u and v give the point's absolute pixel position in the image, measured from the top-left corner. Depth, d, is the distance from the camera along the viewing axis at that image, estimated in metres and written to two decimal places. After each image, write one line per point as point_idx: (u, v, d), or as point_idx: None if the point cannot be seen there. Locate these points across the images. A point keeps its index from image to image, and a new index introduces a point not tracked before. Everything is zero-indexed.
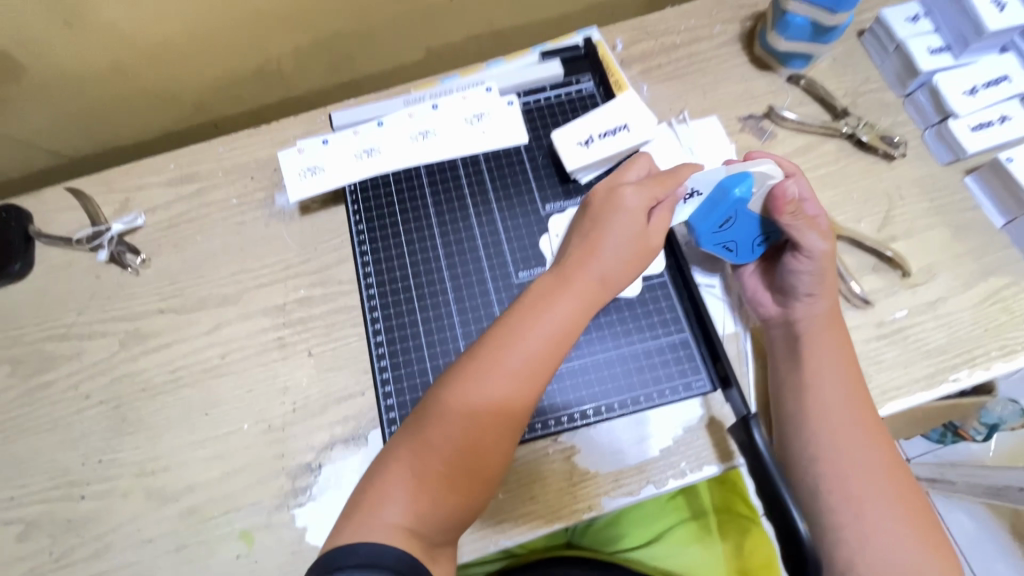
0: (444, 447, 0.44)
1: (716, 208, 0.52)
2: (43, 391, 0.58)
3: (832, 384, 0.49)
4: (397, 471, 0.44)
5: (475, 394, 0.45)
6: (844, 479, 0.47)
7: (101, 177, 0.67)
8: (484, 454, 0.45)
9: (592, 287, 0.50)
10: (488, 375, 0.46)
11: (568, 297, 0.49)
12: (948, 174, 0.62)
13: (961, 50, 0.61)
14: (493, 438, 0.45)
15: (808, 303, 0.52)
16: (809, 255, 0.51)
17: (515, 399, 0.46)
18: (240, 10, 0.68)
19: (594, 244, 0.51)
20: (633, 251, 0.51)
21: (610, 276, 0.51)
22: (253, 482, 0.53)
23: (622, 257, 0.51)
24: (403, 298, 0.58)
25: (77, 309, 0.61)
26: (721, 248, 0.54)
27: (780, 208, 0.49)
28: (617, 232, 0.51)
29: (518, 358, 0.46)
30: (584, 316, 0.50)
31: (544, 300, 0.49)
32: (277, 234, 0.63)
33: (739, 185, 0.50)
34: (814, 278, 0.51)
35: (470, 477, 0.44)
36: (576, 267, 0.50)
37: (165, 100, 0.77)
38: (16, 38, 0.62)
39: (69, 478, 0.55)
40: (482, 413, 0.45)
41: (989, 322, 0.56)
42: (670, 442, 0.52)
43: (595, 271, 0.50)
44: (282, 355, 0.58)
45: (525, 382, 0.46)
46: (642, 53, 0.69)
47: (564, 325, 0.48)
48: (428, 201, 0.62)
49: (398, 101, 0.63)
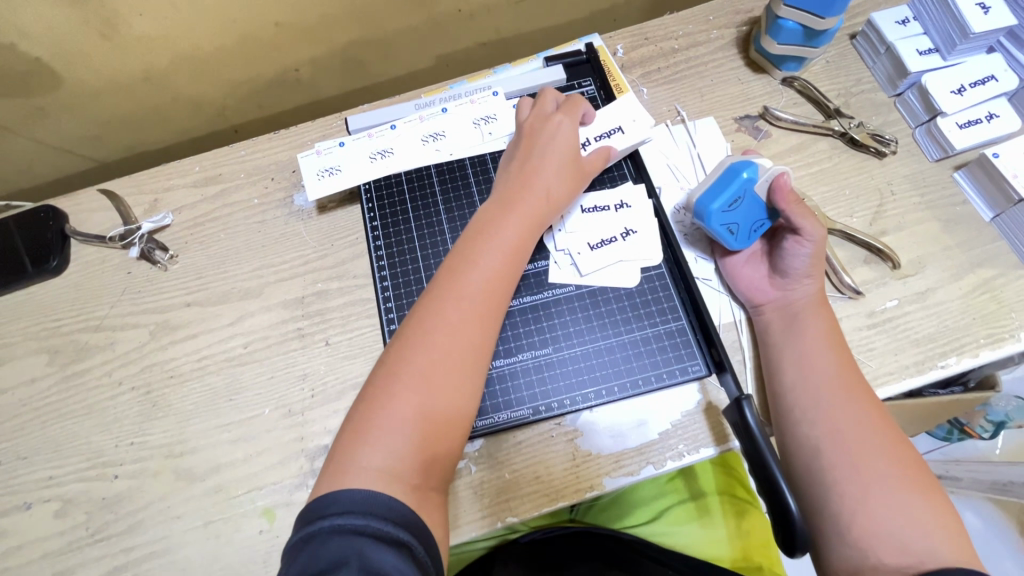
0: (407, 385, 0.46)
1: (724, 189, 0.55)
2: (79, 378, 0.62)
3: (821, 360, 0.51)
4: (366, 422, 0.45)
5: (432, 327, 0.48)
6: (840, 437, 0.48)
7: (131, 178, 0.71)
8: (454, 382, 0.47)
9: (536, 207, 0.55)
10: (441, 310, 0.49)
11: (511, 222, 0.54)
12: (938, 170, 0.64)
13: (949, 51, 0.63)
14: (457, 366, 0.47)
15: (805, 285, 0.55)
16: (809, 238, 0.54)
17: (471, 325, 0.49)
18: (262, 23, 0.72)
19: (532, 176, 0.57)
20: (568, 172, 0.58)
21: (553, 194, 0.56)
22: (274, 463, 0.57)
23: (560, 178, 0.57)
24: (415, 290, 0.62)
25: (110, 302, 0.65)
26: (724, 229, 0.56)
27: (784, 193, 0.54)
28: (554, 162, 0.57)
29: (473, 285, 0.50)
30: (527, 241, 0.54)
31: (489, 229, 0.54)
32: (296, 231, 0.67)
33: (748, 168, 0.55)
34: (812, 259, 0.54)
35: (444, 407, 0.46)
36: (517, 197, 0.55)
37: (190, 106, 0.82)
38: (55, 51, 0.67)
39: (104, 459, 0.58)
40: (444, 344, 0.48)
41: (977, 312, 0.58)
42: (669, 426, 0.55)
43: (537, 193, 0.56)
44: (301, 344, 0.61)
45: (478, 306, 0.50)
46: (642, 58, 0.72)
47: (512, 245, 0.53)
48: (438, 198, 0.65)
49: (410, 105, 0.67)
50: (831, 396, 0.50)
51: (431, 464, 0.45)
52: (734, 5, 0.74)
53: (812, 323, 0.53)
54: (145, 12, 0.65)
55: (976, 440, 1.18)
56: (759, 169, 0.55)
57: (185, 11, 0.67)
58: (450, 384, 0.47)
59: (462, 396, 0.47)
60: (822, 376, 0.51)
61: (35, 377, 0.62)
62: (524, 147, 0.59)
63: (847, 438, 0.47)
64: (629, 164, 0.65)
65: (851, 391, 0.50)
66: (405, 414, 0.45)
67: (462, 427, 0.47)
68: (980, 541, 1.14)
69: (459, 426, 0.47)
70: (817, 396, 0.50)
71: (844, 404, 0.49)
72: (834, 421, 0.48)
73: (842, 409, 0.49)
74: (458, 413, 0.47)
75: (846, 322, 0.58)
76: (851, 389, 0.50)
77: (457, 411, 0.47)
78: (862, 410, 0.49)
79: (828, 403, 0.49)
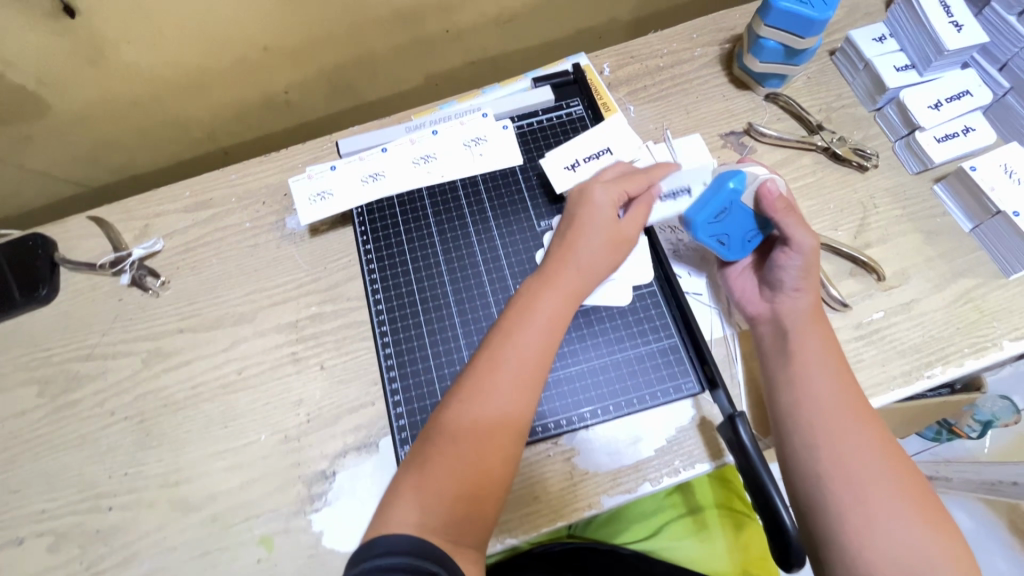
0: (447, 458, 0.47)
1: (712, 199, 0.55)
2: (70, 409, 0.61)
3: (820, 374, 0.52)
4: (409, 485, 0.46)
5: (475, 406, 0.48)
6: (842, 456, 0.48)
7: (121, 204, 0.71)
8: (492, 458, 0.47)
9: (573, 281, 0.55)
10: (482, 387, 0.49)
11: (551, 297, 0.53)
12: (918, 183, 0.66)
13: (925, 67, 0.65)
14: (496, 442, 0.47)
15: (795, 297, 0.55)
16: (797, 249, 0.54)
17: (513, 404, 0.49)
18: (251, 46, 0.72)
19: (571, 246, 0.56)
20: (609, 242, 0.56)
21: (591, 267, 0.55)
22: (271, 490, 0.57)
23: (600, 249, 0.56)
24: (410, 312, 0.62)
25: (101, 331, 0.65)
26: (714, 240, 0.57)
27: (771, 203, 0.53)
28: (593, 231, 0.56)
29: (518, 347, 0.51)
30: (568, 309, 0.54)
31: (529, 302, 0.53)
32: (289, 255, 0.67)
33: (733, 177, 0.54)
34: (801, 271, 0.54)
35: (477, 479, 0.46)
36: (555, 268, 0.55)
37: (179, 129, 0.82)
38: (43, 79, 0.67)
39: (97, 490, 0.58)
40: (485, 422, 0.48)
41: (961, 321, 0.59)
42: (664, 442, 0.55)
43: (575, 266, 0.55)
44: (296, 369, 0.61)
45: (520, 388, 0.49)
46: (628, 76, 0.74)
47: (550, 321, 0.52)
48: (430, 220, 0.66)
49: (400, 128, 0.68)
50: (831, 412, 0.50)
51: (467, 530, 0.45)
52: (716, 23, 0.76)
53: (809, 336, 0.53)
54: (133, 40, 0.66)
55: (965, 440, 1.20)
56: (748, 180, 0.55)
57: (174, 38, 0.67)
58: (487, 459, 0.47)
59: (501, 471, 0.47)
60: (821, 390, 0.51)
61: (25, 409, 0.62)
62: (566, 220, 0.58)
63: (848, 454, 0.48)
64: None
65: (850, 406, 0.50)
66: (444, 484, 0.46)
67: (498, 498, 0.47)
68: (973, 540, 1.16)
69: (496, 498, 0.47)
70: (817, 411, 0.50)
71: (844, 419, 0.49)
72: (835, 436, 0.49)
73: (842, 424, 0.49)
74: (495, 487, 0.47)
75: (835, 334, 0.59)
76: (850, 403, 0.50)
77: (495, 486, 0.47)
78: (861, 425, 0.49)
79: (829, 418, 0.50)
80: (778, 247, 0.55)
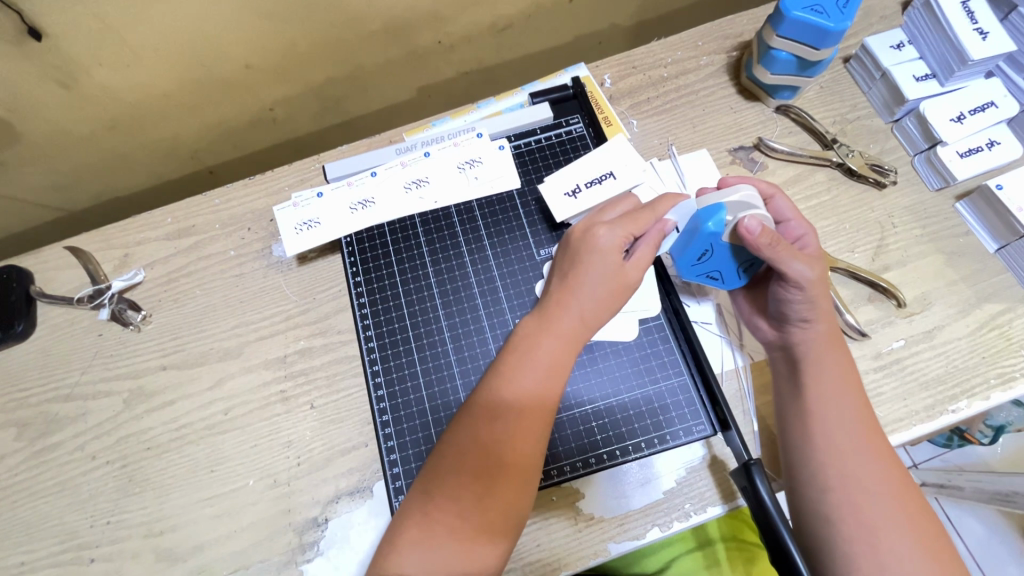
0: (462, 463, 0.46)
1: (690, 249, 0.52)
2: (49, 454, 0.58)
3: (839, 416, 0.48)
4: (425, 493, 0.46)
5: (494, 406, 0.47)
6: (856, 506, 0.45)
7: (99, 232, 0.68)
8: (511, 462, 0.46)
9: (573, 325, 0.49)
10: (501, 387, 0.48)
11: (550, 338, 0.49)
12: (939, 200, 0.62)
13: (947, 77, 0.61)
14: (517, 444, 0.46)
15: (805, 327, 0.51)
16: (795, 284, 0.49)
17: (535, 405, 0.47)
18: (231, 64, 0.69)
19: (570, 287, 0.50)
20: (610, 289, 0.50)
21: (593, 316, 0.50)
22: (260, 539, 0.54)
23: (601, 295, 0.50)
24: (403, 349, 0.59)
25: (81, 369, 0.62)
26: (706, 276, 0.56)
27: (753, 243, 0.47)
28: (595, 274, 0.50)
29: (532, 362, 0.48)
30: (569, 354, 0.49)
31: (527, 344, 0.49)
32: (276, 284, 0.64)
33: (711, 219, 0.49)
34: (806, 303, 0.50)
35: (492, 501, 0.45)
36: (554, 308, 0.50)
37: (161, 148, 0.78)
38: (12, 105, 0.63)
39: (79, 541, 0.55)
40: (505, 423, 0.46)
41: (986, 350, 0.56)
42: (674, 484, 0.53)
43: (575, 310, 0.50)
44: (285, 408, 0.58)
45: (543, 385, 0.48)
46: (631, 87, 0.70)
47: (551, 367, 0.48)
48: (423, 248, 0.62)
49: (389, 150, 0.64)
50: (849, 459, 0.46)
51: (486, 535, 0.44)
52: (723, 29, 0.71)
53: (824, 372, 0.50)
54: (105, 61, 0.62)
55: (977, 447, 1.17)
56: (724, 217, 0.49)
57: (150, 58, 0.64)
58: (505, 463, 0.45)
59: (521, 475, 0.46)
60: (841, 435, 0.47)
61: (2, 454, 0.59)
62: (564, 256, 0.53)
63: (862, 508, 0.45)
64: None
65: (870, 449, 0.47)
66: (459, 489, 0.45)
67: (519, 504, 0.46)
68: (984, 549, 1.13)
69: (514, 508, 0.45)
70: (834, 455, 0.47)
71: (862, 468, 0.46)
72: (852, 486, 0.46)
73: (861, 473, 0.46)
74: (513, 492, 0.45)
75: None
76: (871, 450, 0.47)
77: (512, 492, 0.45)
78: (881, 473, 0.46)
79: (847, 467, 0.46)
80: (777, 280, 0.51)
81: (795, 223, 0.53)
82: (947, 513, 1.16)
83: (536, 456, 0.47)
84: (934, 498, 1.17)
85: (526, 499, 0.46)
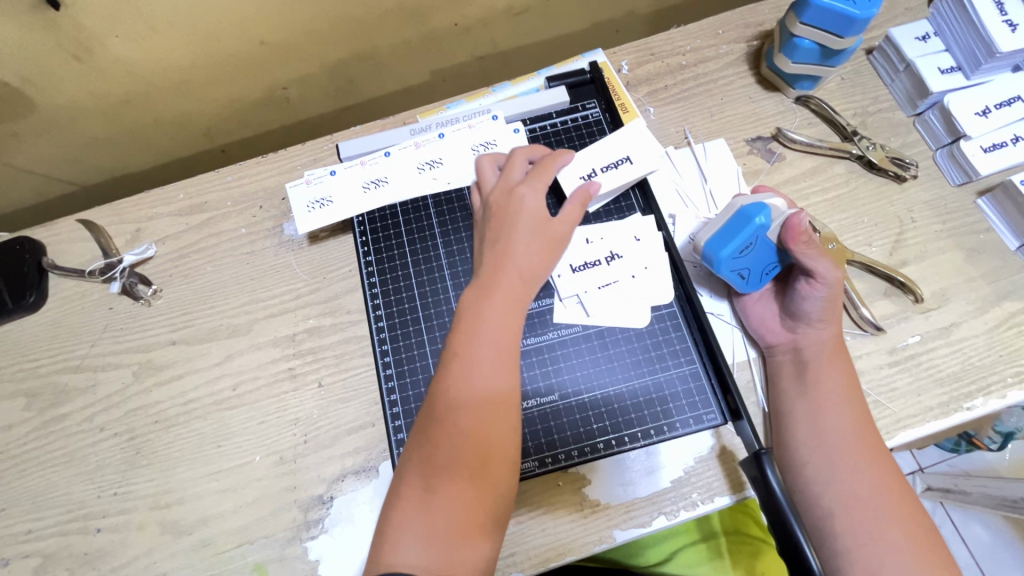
0: (443, 454, 0.45)
1: (735, 235, 0.51)
2: (58, 424, 0.59)
3: (836, 416, 0.49)
4: (423, 492, 0.44)
5: (456, 391, 0.46)
6: (854, 502, 0.46)
7: (111, 207, 0.68)
8: (487, 443, 0.45)
9: (515, 289, 0.51)
10: (459, 369, 0.47)
11: (494, 306, 0.50)
12: (960, 195, 0.61)
13: (972, 70, 0.60)
14: (486, 419, 0.46)
15: (818, 329, 0.52)
16: (823, 281, 0.50)
17: (497, 388, 0.47)
18: (245, 40, 0.68)
19: (505, 253, 0.53)
20: (544, 244, 0.54)
21: (531, 272, 0.52)
22: (265, 515, 0.54)
23: (534, 249, 0.53)
24: (412, 329, 0.58)
25: (91, 341, 0.62)
26: (735, 274, 0.53)
27: (794, 237, 0.50)
28: (526, 234, 0.53)
29: (488, 335, 0.49)
30: (517, 315, 0.50)
31: (475, 319, 0.50)
32: (286, 263, 0.63)
33: (760, 213, 0.50)
34: (826, 303, 0.51)
35: (483, 478, 0.44)
36: (494, 278, 0.51)
37: (175, 123, 0.78)
38: (27, 75, 0.63)
39: (85, 511, 0.55)
40: (472, 405, 0.46)
41: (1003, 348, 0.55)
42: (681, 473, 0.52)
43: (514, 273, 0.52)
44: (293, 386, 0.58)
45: (500, 362, 0.48)
46: (649, 74, 0.69)
47: (502, 332, 0.49)
48: (435, 230, 0.62)
49: (404, 130, 0.64)
50: (847, 456, 0.47)
51: (482, 524, 0.43)
52: (744, 17, 0.70)
53: (827, 373, 0.51)
54: (121, 34, 0.62)
55: (984, 452, 1.15)
56: (773, 213, 0.51)
57: (165, 31, 0.63)
58: (484, 446, 0.45)
59: (500, 455, 0.45)
60: (839, 434, 0.48)
61: (11, 423, 0.59)
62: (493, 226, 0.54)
63: (861, 503, 0.46)
64: (637, 194, 0.62)
65: (865, 447, 0.48)
66: (447, 475, 0.44)
67: (507, 483, 0.45)
68: (989, 555, 1.12)
69: (505, 484, 0.45)
70: (830, 452, 0.48)
71: (860, 464, 0.47)
72: (851, 482, 0.47)
73: (858, 469, 0.47)
74: (498, 473, 0.45)
75: (866, 360, 0.55)
76: (866, 447, 0.48)
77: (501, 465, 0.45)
78: (878, 469, 0.47)
79: (845, 463, 0.47)
80: (800, 277, 0.52)
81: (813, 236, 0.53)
82: (952, 518, 1.15)
83: (509, 422, 0.47)
84: (940, 502, 1.16)
85: (510, 478, 0.46)
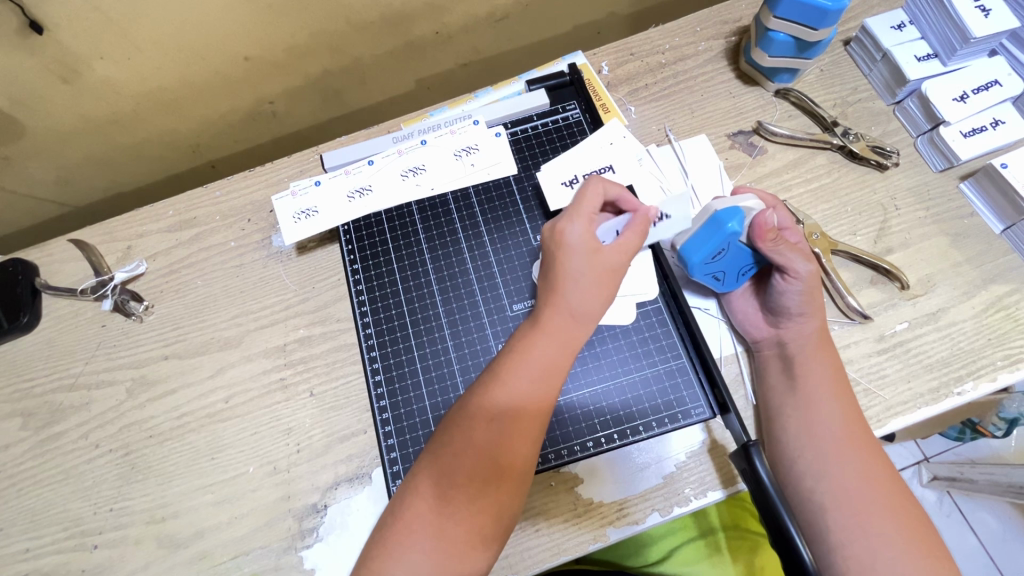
0: (457, 466, 0.44)
1: (707, 241, 0.52)
2: (54, 442, 0.59)
3: (824, 409, 0.49)
4: (425, 495, 0.44)
5: (488, 413, 0.45)
6: (846, 494, 0.46)
7: (102, 226, 0.68)
8: (504, 463, 0.45)
9: (568, 327, 0.48)
10: (495, 392, 0.46)
11: (546, 341, 0.47)
12: (942, 180, 0.61)
13: (949, 57, 0.60)
14: (509, 446, 0.45)
15: (799, 322, 0.52)
16: (797, 276, 0.50)
17: (527, 418, 0.46)
18: (227, 56, 0.69)
19: (561, 289, 0.49)
20: (600, 281, 0.48)
21: (588, 315, 0.49)
22: (260, 526, 0.54)
23: (594, 289, 0.48)
24: (400, 336, 0.59)
25: (84, 359, 0.62)
26: (710, 277, 0.54)
27: (762, 235, 0.50)
28: (582, 273, 0.49)
29: (531, 368, 0.47)
30: (564, 357, 0.48)
31: (520, 347, 0.48)
32: (275, 274, 0.64)
33: (731, 217, 0.50)
34: (803, 296, 0.51)
35: (490, 502, 0.44)
36: (547, 309, 0.49)
37: (165, 140, 0.79)
38: (14, 99, 0.64)
39: (82, 528, 0.56)
40: (496, 427, 0.45)
41: (992, 332, 0.55)
42: (673, 468, 0.52)
43: (569, 312, 0.48)
44: (284, 396, 0.58)
45: (536, 394, 0.46)
46: (628, 74, 0.69)
47: (546, 367, 0.47)
48: (420, 237, 0.63)
49: (387, 139, 0.65)
50: (839, 452, 0.47)
51: (475, 542, 0.43)
52: (722, 14, 0.71)
53: (815, 368, 0.50)
54: (106, 55, 0.63)
55: (990, 439, 1.13)
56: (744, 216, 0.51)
57: (150, 50, 0.64)
58: (497, 466, 0.44)
59: (516, 482, 0.45)
60: (828, 429, 0.48)
61: (8, 443, 0.60)
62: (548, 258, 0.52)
63: (852, 496, 0.46)
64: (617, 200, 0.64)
65: (853, 438, 0.48)
66: (455, 493, 0.44)
67: (513, 505, 0.45)
68: (997, 543, 1.10)
69: (507, 512, 0.45)
70: (820, 445, 0.48)
71: (852, 460, 0.47)
72: (841, 477, 0.46)
73: (850, 465, 0.47)
74: (507, 498, 0.45)
75: (853, 349, 0.55)
76: (858, 443, 0.48)
77: (506, 494, 0.44)
78: (869, 464, 0.47)
79: (837, 458, 0.47)
80: (776, 273, 0.52)
81: (792, 231, 0.53)
82: (960, 508, 1.13)
83: (529, 457, 0.46)
84: (947, 492, 1.14)
85: (514, 502, 0.45)
